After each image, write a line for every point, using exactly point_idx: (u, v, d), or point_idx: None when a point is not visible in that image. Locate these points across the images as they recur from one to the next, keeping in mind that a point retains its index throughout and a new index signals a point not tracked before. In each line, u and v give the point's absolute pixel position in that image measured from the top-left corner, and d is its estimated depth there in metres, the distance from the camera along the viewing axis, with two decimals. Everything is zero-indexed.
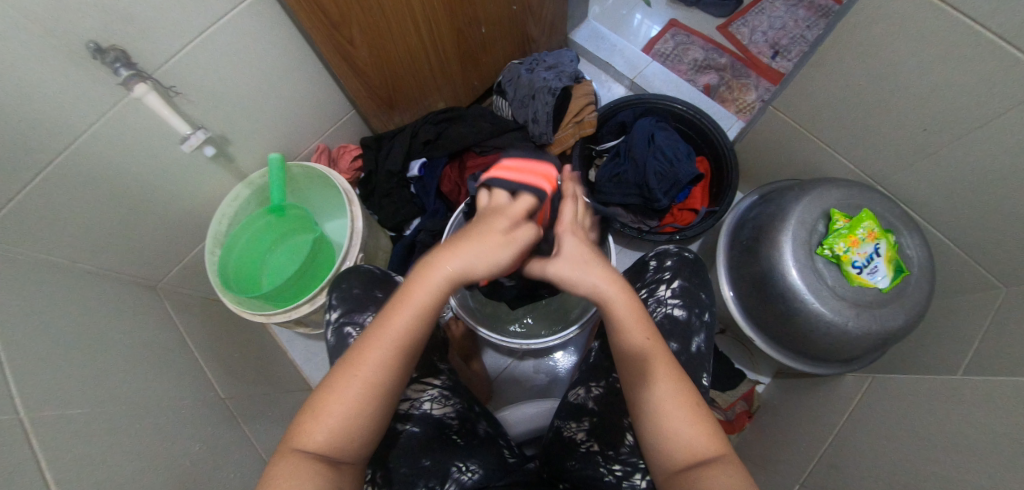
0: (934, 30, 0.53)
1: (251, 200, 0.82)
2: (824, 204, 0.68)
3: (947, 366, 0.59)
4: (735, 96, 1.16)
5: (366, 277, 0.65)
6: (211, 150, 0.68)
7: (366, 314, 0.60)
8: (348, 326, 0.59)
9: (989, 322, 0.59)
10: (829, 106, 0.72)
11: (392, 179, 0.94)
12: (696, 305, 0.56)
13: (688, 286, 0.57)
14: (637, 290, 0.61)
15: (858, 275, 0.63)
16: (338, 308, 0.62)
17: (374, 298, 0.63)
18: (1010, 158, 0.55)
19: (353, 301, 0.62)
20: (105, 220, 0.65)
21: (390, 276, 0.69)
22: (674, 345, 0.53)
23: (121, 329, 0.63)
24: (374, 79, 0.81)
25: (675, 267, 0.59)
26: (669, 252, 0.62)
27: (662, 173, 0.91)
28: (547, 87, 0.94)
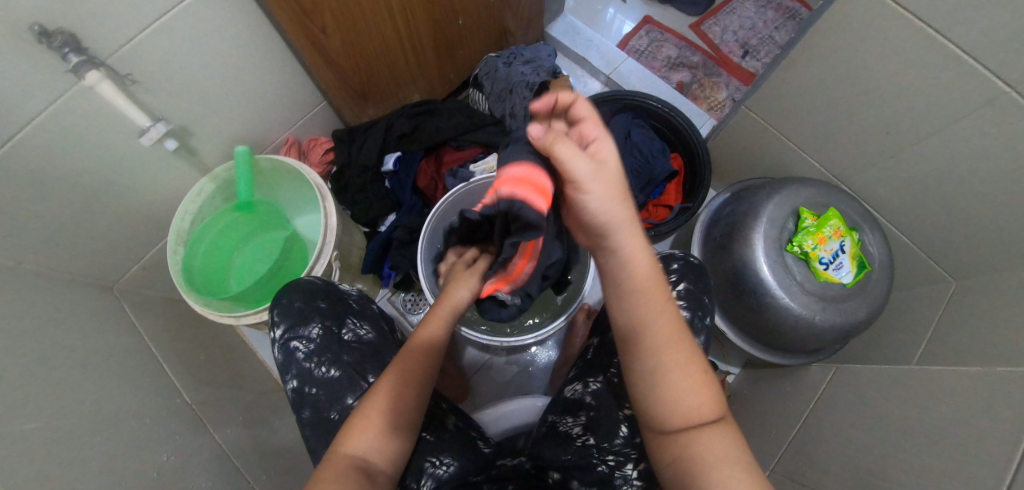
0: (898, 38, 0.55)
1: (217, 194, 0.78)
2: (793, 203, 0.71)
3: (903, 354, 0.64)
4: (706, 94, 1.19)
5: (305, 288, 0.65)
6: (173, 144, 0.66)
7: (311, 327, 0.62)
8: (294, 341, 0.62)
9: (940, 313, 0.64)
10: (799, 107, 0.75)
11: (366, 173, 0.91)
12: (700, 308, 0.58)
13: (694, 290, 0.59)
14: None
15: (824, 270, 0.67)
16: (281, 324, 0.63)
17: (318, 308, 0.63)
18: (962, 160, 0.59)
19: (295, 315, 0.63)
20: (55, 218, 0.60)
21: (333, 282, 0.69)
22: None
23: (76, 336, 0.58)
24: (348, 69, 0.78)
25: (681, 271, 0.60)
26: (676, 256, 0.63)
27: (636, 169, 0.93)
28: (525, 82, 0.93)
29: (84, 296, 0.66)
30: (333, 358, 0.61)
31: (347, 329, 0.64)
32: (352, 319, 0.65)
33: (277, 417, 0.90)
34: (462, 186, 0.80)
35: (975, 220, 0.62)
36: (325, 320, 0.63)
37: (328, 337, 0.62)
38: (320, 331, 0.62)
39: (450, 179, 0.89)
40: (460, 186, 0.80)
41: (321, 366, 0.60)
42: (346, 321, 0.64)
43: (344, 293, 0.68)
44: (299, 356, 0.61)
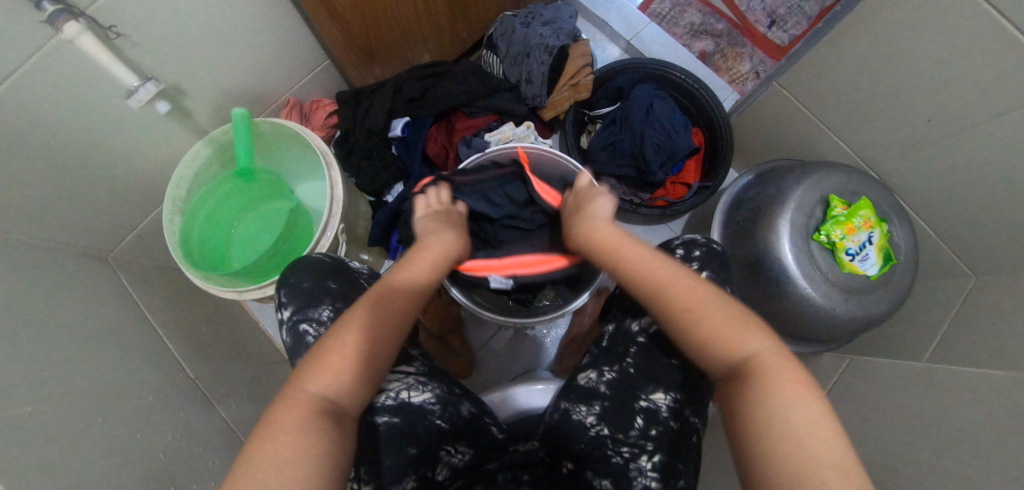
0: (963, 20, 0.52)
1: (213, 158, 0.73)
2: (824, 189, 0.69)
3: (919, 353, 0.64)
4: (729, 65, 1.12)
5: (314, 268, 0.61)
6: (164, 106, 0.60)
7: (321, 309, 0.57)
8: (303, 324, 0.57)
9: (955, 309, 0.65)
10: (838, 88, 0.71)
11: (372, 140, 0.85)
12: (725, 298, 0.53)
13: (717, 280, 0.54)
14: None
15: (850, 262, 0.65)
16: (290, 305, 0.59)
17: (327, 289, 0.59)
18: (1003, 156, 0.57)
19: (304, 297, 0.59)
20: (45, 186, 0.55)
21: (344, 261, 0.65)
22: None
23: (71, 312, 0.55)
24: (354, 24, 0.71)
25: (703, 258, 0.55)
26: (698, 241, 0.58)
27: (660, 143, 0.87)
28: (543, 45, 0.87)
29: (79, 268, 0.62)
30: None
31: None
32: (364, 300, 0.61)
33: (281, 389, 0.90)
34: (476, 156, 0.74)
35: (1000, 215, 0.60)
36: (335, 302, 0.58)
37: (339, 320, 0.57)
38: (331, 313, 0.56)
39: (463, 148, 0.85)
40: (473, 157, 0.74)
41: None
42: (357, 303, 0.60)
43: (356, 272, 0.65)
44: (308, 340, 0.56)
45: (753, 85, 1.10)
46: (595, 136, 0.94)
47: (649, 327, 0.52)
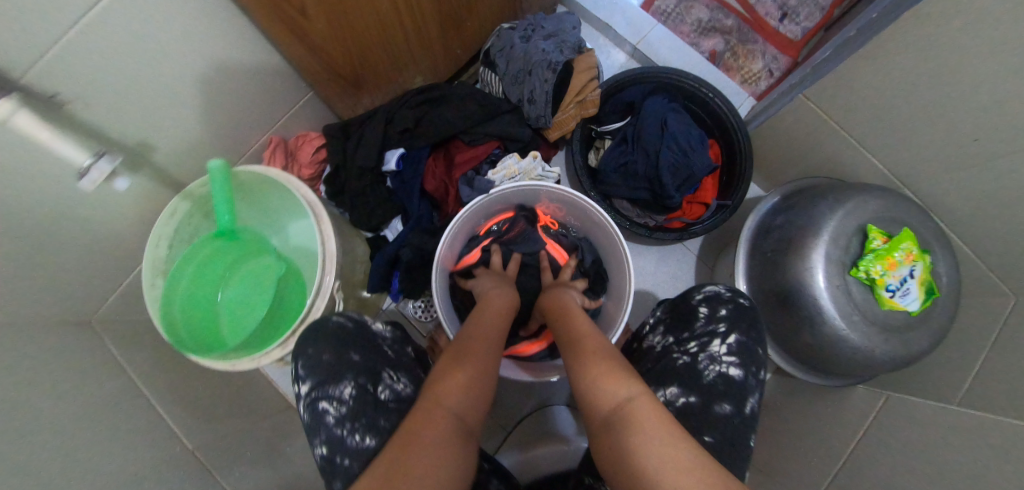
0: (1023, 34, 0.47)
1: (194, 213, 0.67)
2: (861, 218, 0.63)
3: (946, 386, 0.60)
4: (740, 64, 1.03)
5: (338, 335, 0.60)
6: (124, 183, 0.55)
7: (343, 386, 0.57)
8: (322, 401, 0.56)
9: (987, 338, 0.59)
10: (874, 99, 0.65)
11: (365, 178, 0.78)
12: (752, 363, 0.57)
13: (746, 340, 0.57)
14: (685, 341, 0.59)
15: (890, 299, 0.60)
16: (308, 379, 0.58)
17: (350, 363, 0.59)
18: None
19: (324, 371, 0.58)
20: (26, 263, 0.50)
21: (366, 325, 0.64)
22: (729, 407, 0.54)
23: (68, 395, 0.51)
24: (337, 56, 0.65)
25: (730, 320, 0.58)
26: (724, 299, 0.60)
27: (676, 166, 0.82)
28: (547, 62, 0.80)
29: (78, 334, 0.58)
30: (366, 424, 0.54)
31: (382, 385, 0.58)
32: (387, 373, 0.60)
33: (287, 441, 0.85)
34: (482, 196, 0.69)
35: None
36: (359, 377, 0.58)
37: (361, 397, 0.56)
38: (353, 391, 0.57)
39: (466, 188, 0.79)
40: (481, 198, 0.69)
41: (355, 432, 0.54)
42: (381, 376, 0.59)
43: (378, 338, 0.64)
44: (329, 419, 0.55)
45: (766, 85, 1.01)
46: (605, 156, 0.89)
47: (679, 397, 0.55)
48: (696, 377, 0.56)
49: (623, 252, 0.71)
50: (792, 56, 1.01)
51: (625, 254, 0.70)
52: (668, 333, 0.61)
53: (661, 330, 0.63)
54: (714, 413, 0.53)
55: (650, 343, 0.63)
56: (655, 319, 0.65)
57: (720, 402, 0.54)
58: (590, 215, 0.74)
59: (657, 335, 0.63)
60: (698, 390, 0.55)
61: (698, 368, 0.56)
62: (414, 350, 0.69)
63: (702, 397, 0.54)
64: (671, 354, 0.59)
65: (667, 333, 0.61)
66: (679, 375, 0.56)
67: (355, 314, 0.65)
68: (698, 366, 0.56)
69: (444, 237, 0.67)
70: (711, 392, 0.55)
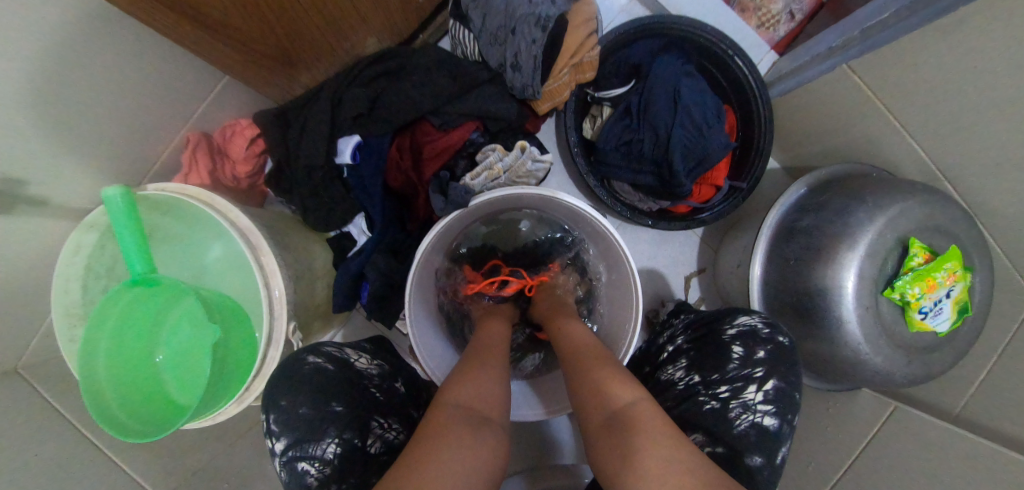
0: None
1: (108, 244, 0.54)
2: (902, 230, 0.55)
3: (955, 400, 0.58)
4: (757, 4, 0.81)
5: (317, 380, 0.51)
6: None
7: (325, 444, 0.48)
8: (302, 462, 0.48)
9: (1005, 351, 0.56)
10: (935, 81, 0.54)
11: (314, 176, 0.63)
12: (788, 410, 0.54)
13: (783, 386, 0.55)
14: (714, 383, 0.56)
15: (921, 320, 0.55)
16: (283, 436, 0.49)
17: (332, 416, 0.50)
18: None
19: (304, 427, 0.49)
20: None
21: (349, 364, 0.55)
22: (760, 461, 0.52)
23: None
24: (250, 31, 0.47)
25: (768, 364, 0.55)
26: (762, 338, 0.57)
27: (689, 146, 0.70)
28: (534, 16, 0.62)
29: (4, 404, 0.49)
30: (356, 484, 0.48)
31: (372, 437, 0.51)
32: (377, 421, 0.52)
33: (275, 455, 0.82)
34: (460, 210, 0.58)
35: None
36: (344, 432, 0.49)
37: (350, 456, 0.48)
38: (338, 448, 0.48)
39: (438, 198, 0.63)
40: (456, 213, 0.57)
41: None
42: (370, 427, 0.51)
43: (362, 377, 0.55)
44: (311, 482, 0.47)
45: (786, 31, 0.82)
46: (605, 131, 0.76)
47: (704, 446, 0.52)
48: (726, 425, 0.53)
49: (624, 260, 0.60)
50: None
51: (628, 263, 0.59)
52: (693, 370, 0.58)
53: (683, 365, 0.59)
54: (744, 466, 0.51)
55: (669, 377, 0.60)
56: (677, 348, 0.62)
57: (751, 454, 0.52)
58: (584, 218, 0.63)
59: (678, 370, 0.59)
60: (727, 439, 0.52)
61: (728, 416, 0.53)
62: (405, 384, 0.60)
63: (731, 449, 0.52)
64: (698, 396, 0.55)
65: (692, 371, 0.58)
66: (706, 422, 0.53)
67: (335, 351, 0.56)
68: (729, 414, 0.53)
69: (416, 259, 0.56)
70: (742, 443, 0.52)
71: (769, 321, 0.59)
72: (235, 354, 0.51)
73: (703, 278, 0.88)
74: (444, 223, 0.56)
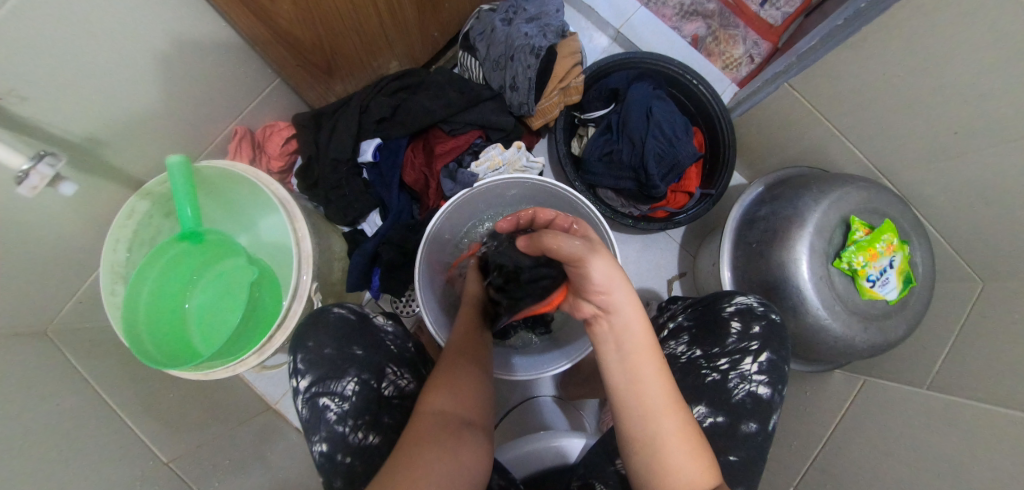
0: (996, 27, 0.48)
1: (155, 209, 0.62)
2: (843, 210, 0.64)
3: (920, 370, 0.64)
4: (722, 50, 1.01)
5: (340, 328, 0.56)
6: (69, 190, 0.44)
7: (345, 381, 0.53)
8: (323, 397, 0.52)
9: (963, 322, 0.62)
10: (858, 89, 0.66)
11: (339, 169, 0.73)
12: (779, 381, 0.60)
13: (775, 359, 0.60)
14: (714, 356, 0.61)
15: (870, 289, 0.62)
16: (308, 373, 0.54)
17: (353, 357, 0.55)
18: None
19: (328, 366, 0.54)
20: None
21: (368, 318, 0.60)
22: (754, 426, 0.58)
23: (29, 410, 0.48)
24: (304, 42, 0.60)
25: (763, 338, 0.60)
26: (755, 313, 0.62)
27: (661, 154, 0.80)
28: (529, 46, 0.76)
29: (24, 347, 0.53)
30: (372, 423, 0.52)
31: (387, 381, 0.55)
32: (392, 368, 0.56)
33: (270, 447, 0.82)
34: (466, 191, 0.68)
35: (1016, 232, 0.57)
36: (362, 373, 0.54)
37: (366, 395, 0.53)
38: (357, 387, 0.53)
39: (447, 182, 0.77)
40: (463, 193, 0.67)
41: (358, 431, 0.52)
42: (385, 372, 0.56)
43: (380, 332, 0.59)
44: (330, 416, 0.52)
45: (747, 71, 1.00)
46: (590, 144, 0.87)
47: (706, 417, 0.58)
48: (725, 395, 0.59)
49: (607, 239, 0.69)
50: (772, 41, 0.99)
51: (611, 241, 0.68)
52: (695, 344, 0.63)
53: (685, 340, 0.64)
54: (740, 432, 0.57)
55: (672, 351, 0.65)
56: (679, 325, 0.66)
57: (746, 421, 0.58)
58: (571, 205, 0.72)
59: (680, 344, 0.64)
60: (727, 408, 0.58)
61: (727, 386, 0.59)
62: (416, 345, 0.63)
63: (729, 416, 0.58)
64: (700, 369, 0.61)
65: (693, 345, 0.63)
66: (708, 393, 0.59)
67: (357, 306, 0.61)
68: (728, 384, 0.59)
69: (427, 232, 0.66)
70: (739, 411, 0.58)
71: (762, 299, 0.64)
72: (263, 306, 0.60)
73: (683, 281, 0.94)
74: (452, 202, 0.66)
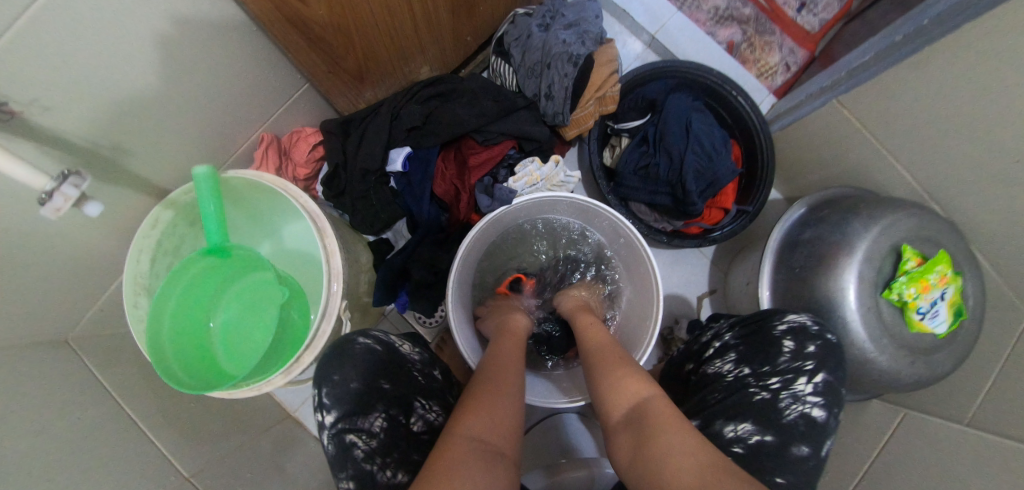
0: None
1: (174, 223, 0.58)
2: (894, 238, 0.62)
3: (960, 403, 0.62)
4: (757, 57, 0.97)
5: (364, 363, 0.52)
6: (96, 210, 0.42)
7: (373, 417, 0.50)
8: (350, 434, 0.49)
9: (1007, 352, 0.60)
10: (916, 110, 0.63)
11: (368, 180, 0.71)
12: (834, 404, 0.56)
13: (831, 380, 0.57)
14: (765, 375, 0.57)
15: (920, 321, 0.60)
16: (333, 409, 0.50)
17: (381, 392, 0.52)
18: None
19: (353, 401, 0.50)
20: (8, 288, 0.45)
21: (394, 348, 0.56)
22: (807, 450, 0.54)
23: (54, 430, 0.46)
24: (340, 47, 0.57)
25: (818, 358, 0.57)
26: (809, 333, 0.58)
27: (699, 170, 0.78)
28: (567, 54, 0.73)
29: (48, 361, 0.51)
30: (400, 460, 0.49)
31: (415, 416, 0.53)
32: (421, 402, 0.54)
33: (290, 457, 0.81)
34: (506, 207, 0.65)
35: None
36: (389, 409, 0.51)
37: (393, 431, 0.50)
38: (385, 423, 0.50)
39: (484, 197, 0.76)
40: (502, 209, 0.64)
41: (386, 469, 0.48)
42: (414, 406, 0.53)
43: (407, 361, 0.56)
44: (357, 453, 0.48)
45: (783, 80, 0.96)
46: (625, 156, 0.85)
47: (752, 435, 0.54)
48: (777, 415, 0.55)
49: (647, 260, 0.66)
50: (809, 49, 0.96)
51: (651, 263, 0.65)
52: (743, 363, 0.59)
53: (732, 358, 0.60)
54: (791, 455, 0.53)
55: (717, 370, 0.60)
56: (725, 343, 0.62)
57: (798, 444, 0.54)
58: (606, 219, 0.70)
59: (727, 362, 0.60)
60: (776, 428, 0.54)
61: (778, 406, 0.55)
62: (442, 372, 0.61)
63: (780, 437, 0.54)
64: (748, 388, 0.57)
65: (741, 364, 0.59)
66: (755, 410, 0.55)
67: (381, 334, 0.57)
68: (779, 404, 0.55)
69: (460, 250, 0.62)
70: (791, 432, 0.54)
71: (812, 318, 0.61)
72: (294, 324, 0.58)
73: (713, 298, 0.92)
74: (488, 220, 0.63)
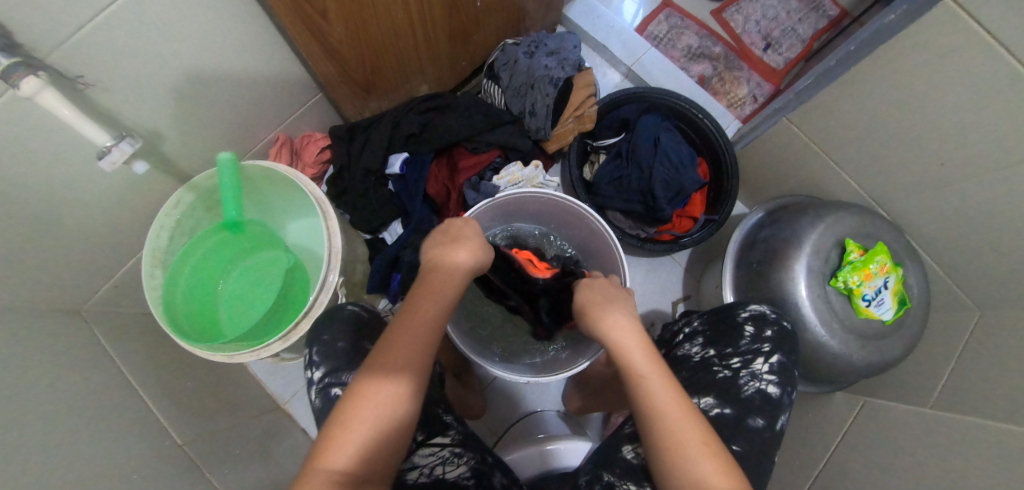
0: (962, 68, 0.53)
1: (195, 205, 0.66)
2: (839, 233, 0.68)
3: (921, 392, 0.65)
4: (727, 89, 1.09)
5: (350, 325, 0.59)
6: (143, 167, 0.52)
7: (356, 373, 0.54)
8: (334, 387, 0.53)
9: (964, 343, 0.64)
10: (850, 126, 0.72)
11: (367, 179, 0.79)
12: (789, 383, 0.59)
13: (786, 362, 0.60)
14: (728, 356, 0.61)
15: (866, 308, 0.65)
16: (322, 365, 0.55)
17: (365, 352, 0.56)
18: (1003, 204, 0.58)
19: (341, 358, 0.55)
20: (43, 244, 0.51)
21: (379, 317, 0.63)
22: (762, 422, 0.56)
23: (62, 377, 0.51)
24: (353, 61, 0.67)
25: (775, 341, 0.60)
26: (768, 320, 0.62)
27: (667, 180, 0.86)
28: (549, 78, 0.84)
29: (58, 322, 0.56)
30: None
31: None
32: None
33: (277, 444, 0.83)
34: (488, 201, 0.72)
35: (1011, 254, 0.59)
36: None
37: None
38: None
39: (471, 193, 0.84)
40: (484, 203, 0.71)
41: None
42: None
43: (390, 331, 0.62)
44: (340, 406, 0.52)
45: (751, 109, 1.07)
46: (601, 169, 0.94)
47: (713, 408, 0.57)
48: (736, 390, 0.58)
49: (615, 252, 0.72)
50: (774, 83, 1.07)
51: (618, 255, 0.71)
52: (710, 345, 0.63)
53: (700, 341, 0.64)
54: (746, 425, 0.56)
55: (686, 352, 0.64)
56: (694, 328, 0.66)
57: (754, 416, 0.57)
58: (583, 220, 0.76)
59: (695, 346, 0.64)
60: (735, 402, 0.57)
61: (738, 383, 0.58)
62: None
63: (738, 410, 0.57)
64: (713, 367, 0.60)
65: (708, 346, 0.63)
66: (717, 387, 0.58)
67: (369, 306, 0.64)
68: (738, 381, 0.58)
69: None
70: (747, 406, 0.57)
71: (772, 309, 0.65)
72: (292, 293, 0.67)
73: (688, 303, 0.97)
74: (472, 213, 0.71)
